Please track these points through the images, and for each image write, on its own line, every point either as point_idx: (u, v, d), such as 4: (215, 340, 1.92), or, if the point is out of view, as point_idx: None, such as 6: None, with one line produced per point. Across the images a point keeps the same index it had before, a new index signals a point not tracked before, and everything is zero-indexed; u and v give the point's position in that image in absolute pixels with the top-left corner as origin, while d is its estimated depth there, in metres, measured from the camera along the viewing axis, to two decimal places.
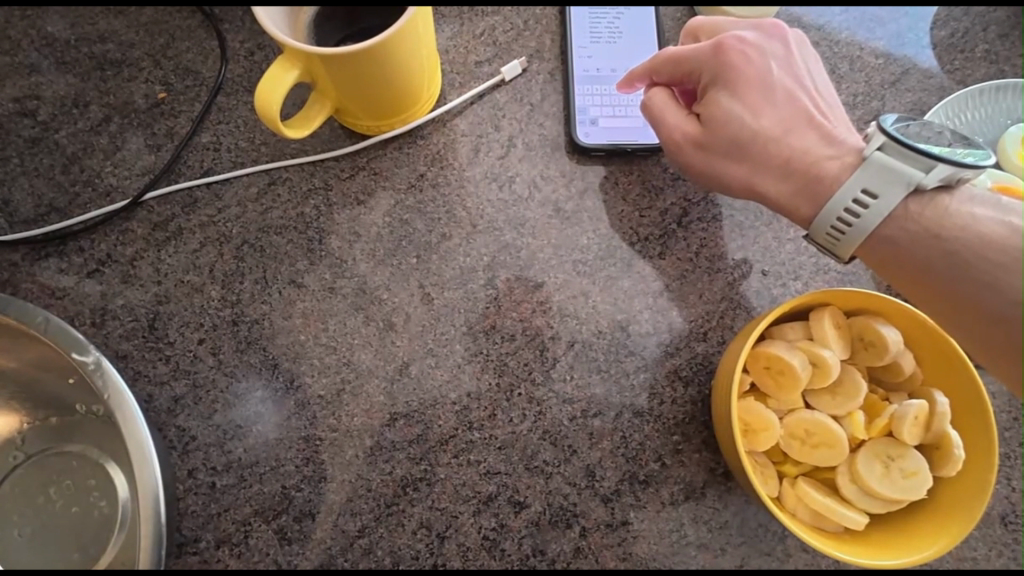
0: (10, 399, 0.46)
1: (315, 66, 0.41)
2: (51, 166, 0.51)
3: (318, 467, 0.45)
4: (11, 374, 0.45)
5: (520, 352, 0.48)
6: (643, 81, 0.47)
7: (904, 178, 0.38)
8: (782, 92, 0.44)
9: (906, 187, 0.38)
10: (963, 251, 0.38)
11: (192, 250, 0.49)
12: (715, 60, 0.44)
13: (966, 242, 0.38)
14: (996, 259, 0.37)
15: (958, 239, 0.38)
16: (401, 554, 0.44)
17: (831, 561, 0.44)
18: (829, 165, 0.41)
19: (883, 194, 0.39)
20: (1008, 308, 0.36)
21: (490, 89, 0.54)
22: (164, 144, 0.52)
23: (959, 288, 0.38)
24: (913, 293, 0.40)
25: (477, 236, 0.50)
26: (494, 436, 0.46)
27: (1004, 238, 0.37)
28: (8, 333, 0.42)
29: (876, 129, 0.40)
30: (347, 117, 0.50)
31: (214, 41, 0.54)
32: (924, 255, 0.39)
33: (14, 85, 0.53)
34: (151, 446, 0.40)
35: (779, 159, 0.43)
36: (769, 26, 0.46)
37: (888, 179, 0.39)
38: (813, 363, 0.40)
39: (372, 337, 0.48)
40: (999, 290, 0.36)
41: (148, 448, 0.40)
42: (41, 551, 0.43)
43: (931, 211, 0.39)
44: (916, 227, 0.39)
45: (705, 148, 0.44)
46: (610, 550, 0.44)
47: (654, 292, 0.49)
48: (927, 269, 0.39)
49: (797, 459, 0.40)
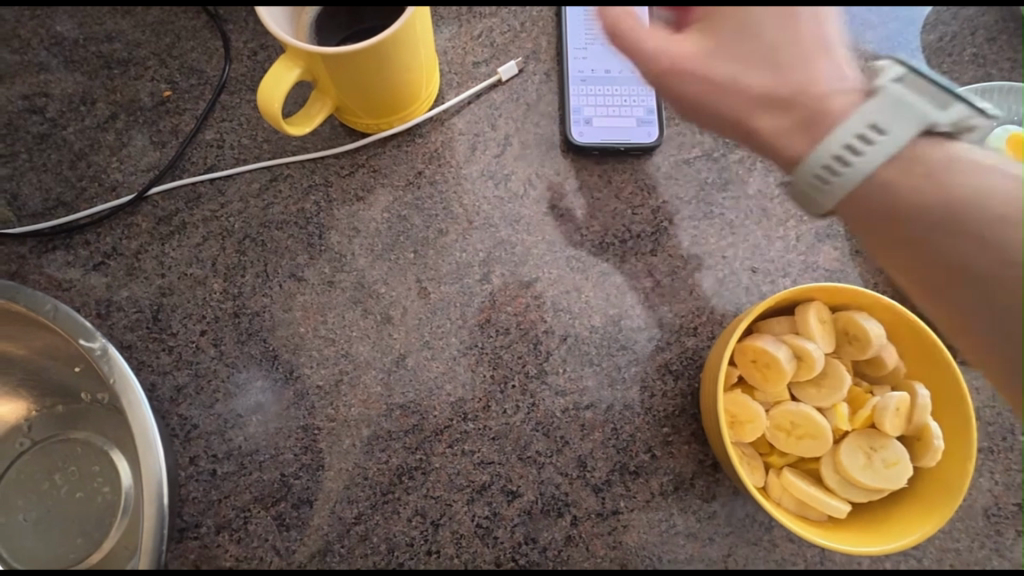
0: (18, 386, 0.47)
1: (315, 64, 0.42)
2: (59, 162, 0.53)
3: (316, 456, 0.46)
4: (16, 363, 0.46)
5: (515, 345, 0.49)
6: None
7: (912, 111, 0.34)
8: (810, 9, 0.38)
9: (913, 123, 0.35)
10: (966, 197, 0.34)
11: (195, 244, 0.51)
12: None
13: (969, 189, 0.34)
14: (998, 209, 0.34)
15: (962, 184, 0.34)
16: (396, 541, 0.45)
17: (817, 551, 0.45)
18: (836, 99, 0.36)
19: (886, 124, 0.35)
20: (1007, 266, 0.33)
21: (487, 89, 0.55)
22: (169, 140, 0.53)
23: (966, 251, 0.34)
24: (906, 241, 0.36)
25: (473, 232, 0.51)
26: (488, 427, 0.47)
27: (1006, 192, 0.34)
28: (18, 319, 0.44)
29: (892, 62, 0.36)
30: (347, 116, 0.51)
31: (218, 41, 0.56)
32: (916, 197, 0.35)
33: (23, 83, 0.55)
34: (154, 431, 0.41)
35: (782, 84, 0.38)
36: None
37: (894, 111, 0.35)
38: (797, 356, 0.41)
39: (369, 329, 0.49)
40: (998, 243, 0.33)
41: (151, 433, 0.41)
42: (44, 536, 0.44)
43: (923, 154, 0.35)
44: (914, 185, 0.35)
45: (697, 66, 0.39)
46: (600, 539, 0.45)
47: (646, 288, 0.50)
48: (926, 214, 0.35)
49: (782, 449, 0.41)
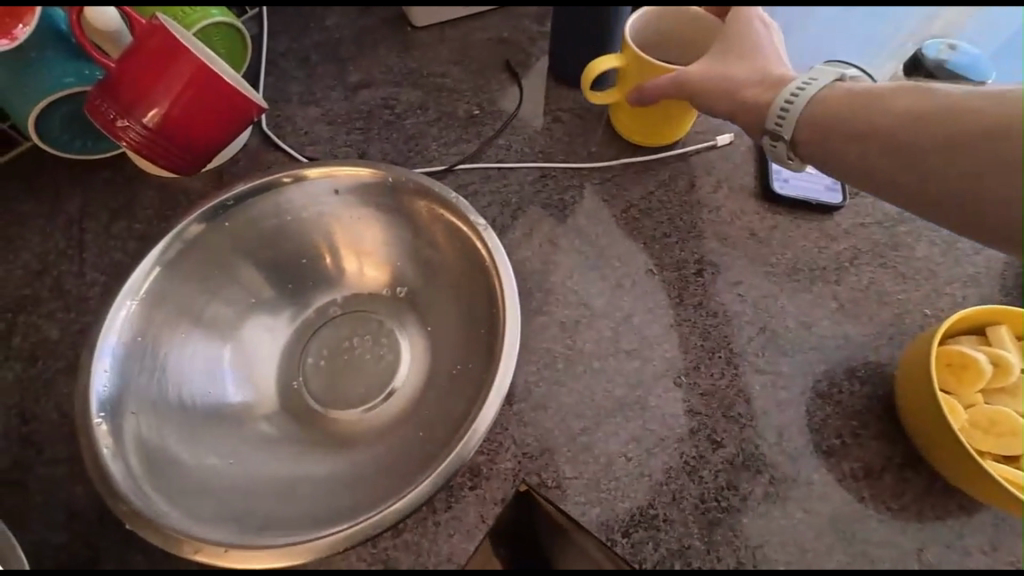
0: (349, 265, 0.58)
1: (632, 65, 0.65)
2: (396, 137, 0.73)
3: (555, 373, 0.56)
4: (376, 238, 0.58)
5: (721, 327, 0.59)
6: (827, 156, 0.52)
7: (834, 71, 0.55)
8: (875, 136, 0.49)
9: (838, 75, 0.54)
10: (876, 120, 0.49)
11: (482, 206, 0.67)
12: (848, 111, 0.51)
13: (879, 120, 0.49)
14: (900, 122, 0.48)
15: (878, 123, 0.49)
16: (615, 457, 0.51)
17: (1011, 568, 0.48)
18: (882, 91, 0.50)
19: (820, 76, 0.54)
20: (895, 114, 0.48)
21: (706, 148, 0.73)
22: (474, 138, 0.73)
23: (871, 126, 0.49)
24: (927, 136, 0.46)
25: (691, 239, 0.65)
26: (698, 383, 0.55)
27: (907, 104, 0.48)
28: (414, 212, 0.55)
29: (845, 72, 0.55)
30: (622, 117, 0.71)
31: (515, 87, 0.79)
32: (849, 142, 0.51)
33: (381, 88, 0.78)
34: (516, 313, 0.48)
35: (867, 127, 0.50)
36: (845, 102, 0.51)
37: (828, 71, 0.55)
38: (994, 362, 0.48)
39: (605, 289, 0.61)
40: (893, 118, 0.48)
41: (513, 315, 0.48)
42: (336, 382, 0.54)
43: (839, 97, 0.52)
44: (852, 123, 0.50)
45: (836, 141, 0.51)
46: (796, 502, 0.50)
47: (832, 307, 0.61)
48: (874, 122, 0.49)
49: (978, 446, 0.47)
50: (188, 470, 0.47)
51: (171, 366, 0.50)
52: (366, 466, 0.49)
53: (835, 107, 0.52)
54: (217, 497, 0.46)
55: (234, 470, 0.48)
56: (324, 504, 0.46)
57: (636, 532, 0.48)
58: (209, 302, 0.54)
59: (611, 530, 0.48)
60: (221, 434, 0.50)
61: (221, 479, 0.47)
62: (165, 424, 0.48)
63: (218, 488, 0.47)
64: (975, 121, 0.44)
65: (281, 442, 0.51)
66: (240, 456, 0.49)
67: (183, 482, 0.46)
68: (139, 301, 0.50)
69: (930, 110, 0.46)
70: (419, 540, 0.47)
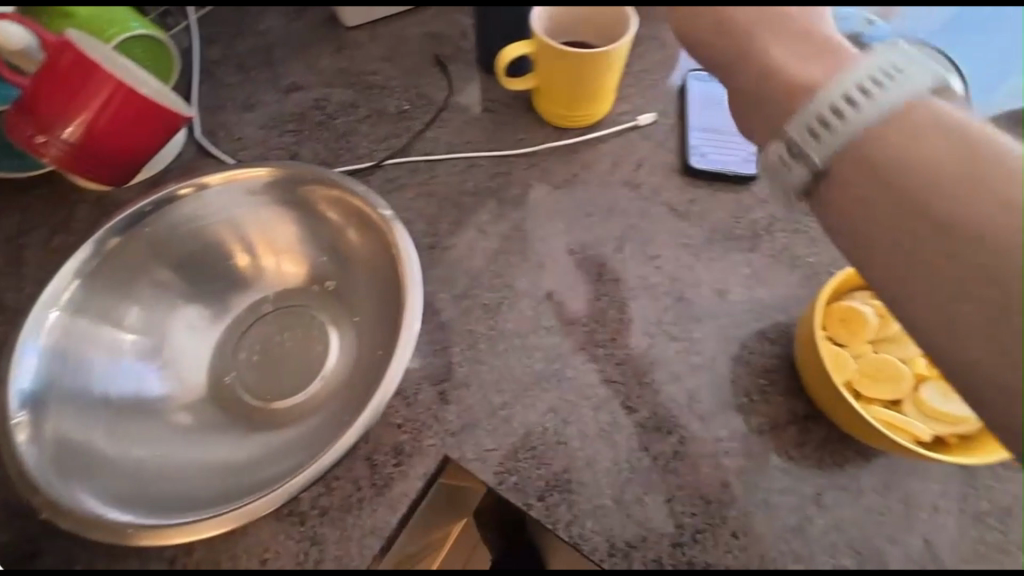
0: (274, 264, 0.61)
1: (542, 51, 0.67)
2: (327, 137, 0.75)
3: (478, 353, 0.58)
4: (297, 235, 0.60)
5: (639, 299, 0.62)
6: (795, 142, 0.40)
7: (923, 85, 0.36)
8: (897, 158, 0.35)
9: (926, 90, 0.36)
10: (891, 153, 0.36)
11: (409, 198, 0.69)
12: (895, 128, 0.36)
13: (909, 153, 0.35)
14: (915, 201, 0.35)
15: (898, 161, 0.35)
16: (533, 427, 0.54)
17: (904, 505, 0.51)
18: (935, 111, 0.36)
19: (911, 73, 0.36)
20: (967, 170, 0.34)
21: (628, 129, 0.75)
22: (403, 133, 0.75)
23: (903, 159, 0.35)
24: (939, 262, 0.34)
25: (612, 217, 0.68)
26: (615, 354, 0.58)
27: (952, 153, 0.34)
28: (327, 207, 0.58)
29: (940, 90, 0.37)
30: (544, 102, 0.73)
31: (445, 80, 0.81)
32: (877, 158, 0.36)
33: (312, 89, 0.80)
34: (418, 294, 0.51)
35: (901, 157, 0.35)
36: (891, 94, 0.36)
37: (920, 73, 0.37)
38: (877, 314, 0.51)
39: (527, 270, 0.64)
40: (933, 173, 0.34)
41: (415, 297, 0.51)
42: (263, 374, 0.57)
43: (902, 102, 0.36)
44: (871, 128, 0.36)
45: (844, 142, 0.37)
46: (705, 458, 0.53)
47: (746, 274, 0.64)
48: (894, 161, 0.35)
49: (865, 393, 0.50)
50: (111, 462, 0.49)
51: (95, 367, 0.53)
52: (286, 447, 0.52)
53: (866, 101, 0.37)
54: (138, 486, 0.48)
55: (158, 460, 0.51)
56: (243, 485, 0.49)
57: (552, 495, 0.51)
58: (134, 306, 0.57)
59: (527, 496, 0.51)
60: (149, 427, 0.53)
61: (144, 470, 0.50)
62: (89, 420, 0.51)
63: (140, 478, 0.49)
64: (1009, 247, 0.32)
65: (206, 432, 0.54)
66: (166, 448, 0.52)
67: (107, 471, 0.49)
68: (61, 308, 0.53)
69: (944, 170, 0.34)
70: (345, 516, 0.50)
